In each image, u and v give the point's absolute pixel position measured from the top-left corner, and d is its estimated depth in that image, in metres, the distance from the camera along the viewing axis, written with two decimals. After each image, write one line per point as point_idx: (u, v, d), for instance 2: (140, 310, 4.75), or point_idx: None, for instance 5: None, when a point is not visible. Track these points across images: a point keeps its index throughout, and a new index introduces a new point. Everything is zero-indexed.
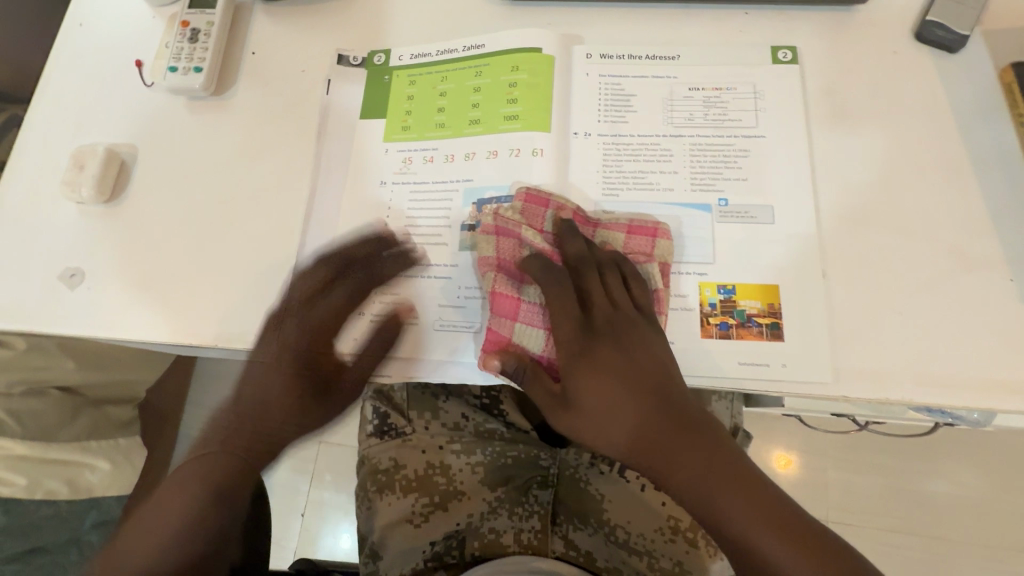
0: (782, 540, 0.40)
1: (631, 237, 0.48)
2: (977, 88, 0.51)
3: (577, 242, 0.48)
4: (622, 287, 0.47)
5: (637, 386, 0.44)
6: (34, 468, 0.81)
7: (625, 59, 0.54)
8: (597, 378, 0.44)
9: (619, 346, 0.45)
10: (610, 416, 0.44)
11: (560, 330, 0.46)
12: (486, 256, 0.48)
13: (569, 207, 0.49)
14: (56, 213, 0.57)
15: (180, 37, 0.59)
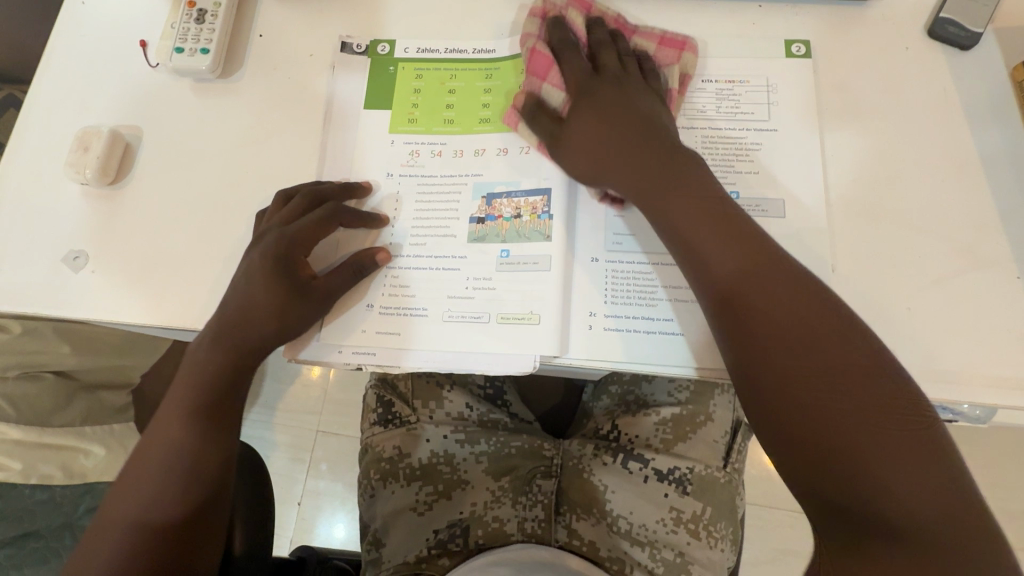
0: (896, 428, 0.36)
1: (662, 47, 0.52)
2: (987, 86, 0.51)
3: (603, 31, 0.51)
4: (629, 61, 0.50)
5: (632, 117, 0.47)
6: (29, 453, 0.81)
7: (637, 53, 0.54)
8: (603, 103, 0.48)
9: (621, 93, 0.48)
10: (711, 244, 0.42)
11: (572, 66, 0.49)
12: (529, 27, 0.52)
13: (609, 12, 0.53)
14: (59, 195, 0.56)
15: (186, 17, 0.58)
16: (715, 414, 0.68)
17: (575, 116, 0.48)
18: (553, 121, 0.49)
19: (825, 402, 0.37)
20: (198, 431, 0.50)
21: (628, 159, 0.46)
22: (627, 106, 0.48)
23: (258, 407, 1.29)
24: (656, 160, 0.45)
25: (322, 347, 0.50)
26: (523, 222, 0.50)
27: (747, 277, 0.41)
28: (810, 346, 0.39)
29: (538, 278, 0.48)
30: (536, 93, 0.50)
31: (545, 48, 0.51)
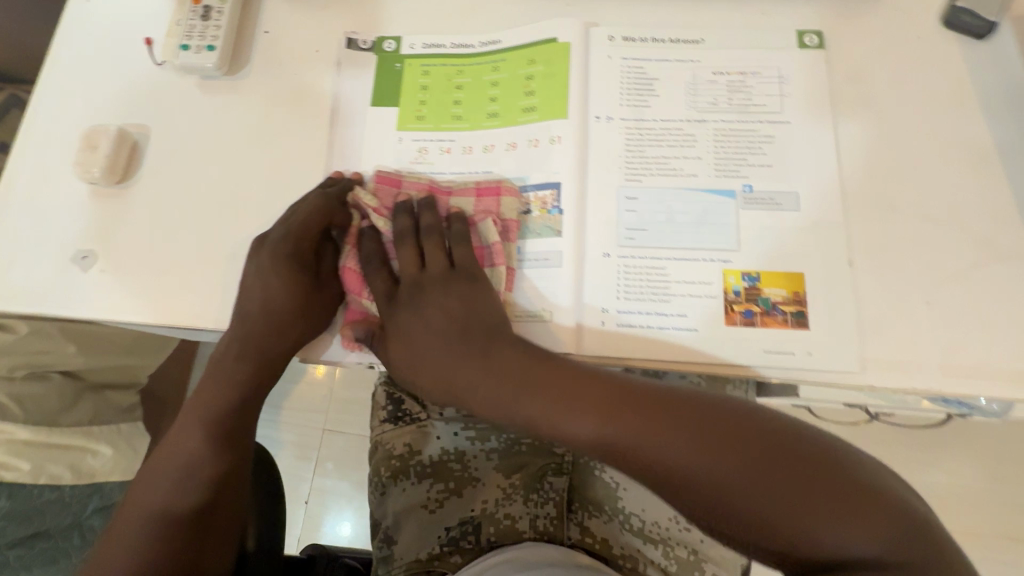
0: (760, 482, 0.35)
1: (480, 198, 0.50)
2: (1003, 76, 0.50)
3: (431, 212, 0.49)
4: (454, 247, 0.48)
5: (446, 330, 0.45)
6: (38, 453, 0.82)
7: (646, 44, 0.53)
8: (411, 315, 0.47)
9: (420, 305, 0.46)
10: (555, 409, 0.40)
11: (385, 280, 0.48)
12: (374, 205, 0.50)
13: (421, 183, 0.52)
14: (66, 194, 0.56)
15: (191, 14, 0.58)
16: None
17: (393, 328, 0.47)
18: (383, 282, 0.48)
19: (703, 482, 0.35)
20: (210, 431, 0.50)
21: (447, 329, 0.45)
22: (529, 358, 0.43)
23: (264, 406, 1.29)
24: (449, 358, 0.44)
25: (336, 343, 0.51)
26: (534, 218, 0.49)
27: (571, 410, 0.40)
28: (669, 433, 0.37)
29: (550, 275, 0.48)
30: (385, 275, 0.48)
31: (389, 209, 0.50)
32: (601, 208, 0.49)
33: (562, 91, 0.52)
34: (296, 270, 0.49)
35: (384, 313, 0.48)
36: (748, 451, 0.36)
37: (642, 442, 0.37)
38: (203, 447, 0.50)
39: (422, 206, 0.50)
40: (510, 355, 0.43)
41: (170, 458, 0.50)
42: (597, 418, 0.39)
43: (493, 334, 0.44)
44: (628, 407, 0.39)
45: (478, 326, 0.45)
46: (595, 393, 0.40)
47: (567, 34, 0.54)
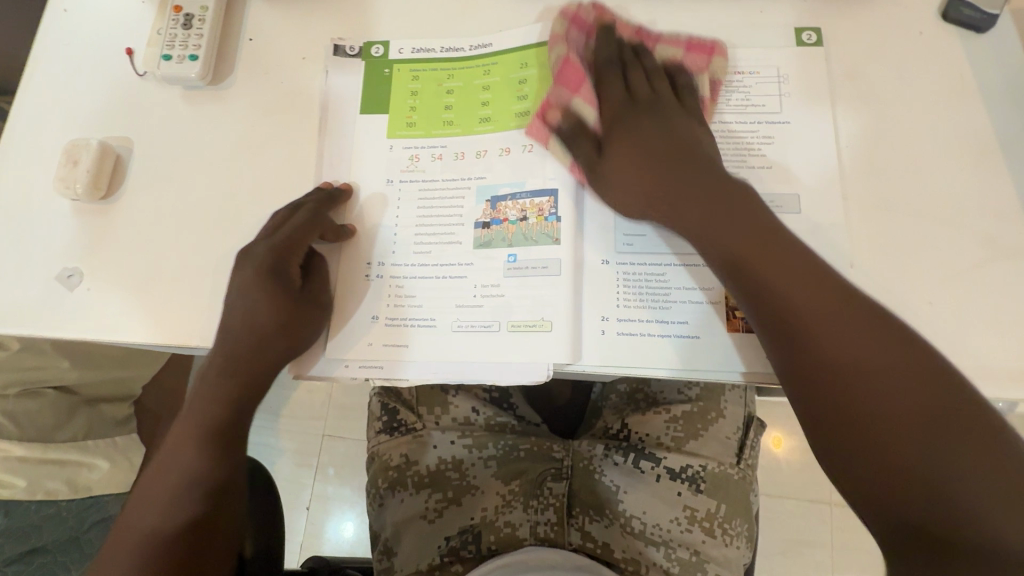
0: (936, 428, 0.35)
1: (687, 53, 0.50)
2: (1005, 71, 0.49)
3: (624, 49, 0.50)
4: (660, 81, 0.48)
5: (668, 150, 0.45)
6: (34, 469, 0.79)
7: (641, 44, 0.52)
8: (632, 141, 0.46)
9: (632, 121, 0.47)
10: (699, 213, 0.43)
11: (613, 92, 0.48)
12: (557, 32, 0.50)
13: (630, 25, 0.52)
14: (49, 210, 0.55)
15: (172, 23, 0.56)
16: (728, 409, 0.68)
17: (619, 138, 0.47)
18: (620, 95, 0.48)
19: (871, 402, 0.37)
20: (201, 453, 0.49)
21: (649, 161, 0.45)
22: (679, 184, 0.44)
23: (262, 414, 1.28)
24: (645, 153, 0.46)
25: (327, 358, 0.49)
26: (529, 224, 0.48)
27: (755, 246, 0.42)
28: (838, 340, 0.38)
29: (547, 283, 0.47)
30: (563, 115, 0.49)
31: (577, 59, 0.49)
32: (598, 213, 0.48)
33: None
34: (279, 282, 0.47)
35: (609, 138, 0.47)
36: (933, 404, 0.36)
37: (817, 323, 0.39)
38: (195, 468, 0.49)
39: (641, 50, 0.50)
40: (695, 176, 0.44)
41: (161, 480, 0.49)
42: (761, 262, 0.41)
43: (717, 186, 0.44)
44: (825, 285, 0.40)
45: (682, 157, 0.45)
46: (747, 231, 0.42)
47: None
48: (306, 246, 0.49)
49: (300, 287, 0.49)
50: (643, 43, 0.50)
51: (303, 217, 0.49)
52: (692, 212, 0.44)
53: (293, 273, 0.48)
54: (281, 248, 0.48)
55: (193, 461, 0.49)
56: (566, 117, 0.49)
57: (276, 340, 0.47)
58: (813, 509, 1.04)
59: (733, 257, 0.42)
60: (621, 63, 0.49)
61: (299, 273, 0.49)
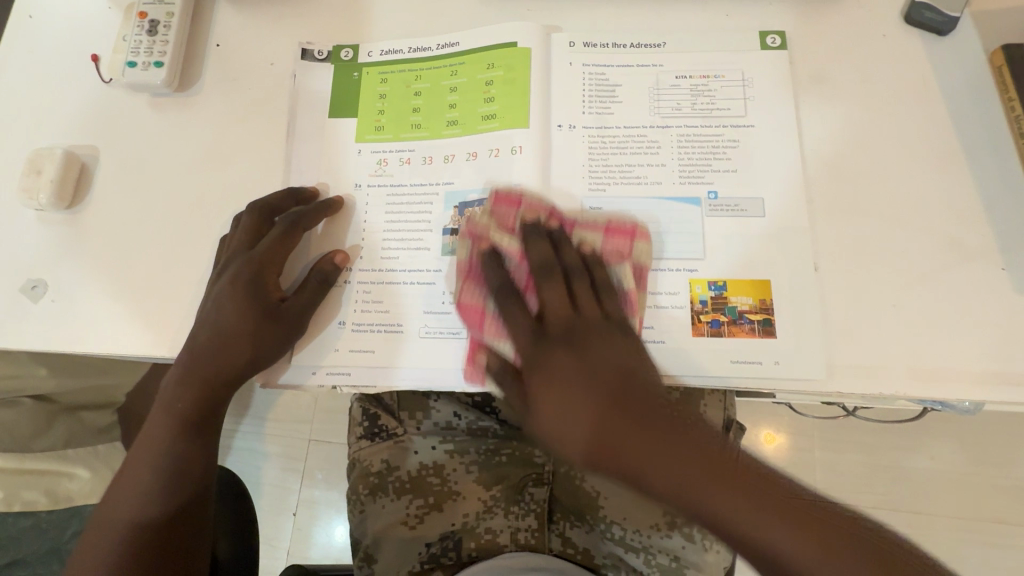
0: (791, 546, 0.36)
1: (608, 239, 0.47)
2: (967, 72, 0.50)
3: (541, 242, 0.45)
4: (577, 284, 0.44)
5: (599, 381, 0.41)
6: (10, 480, 0.79)
7: (607, 48, 0.52)
8: (557, 372, 0.42)
9: (540, 364, 0.42)
10: (565, 413, 0.41)
11: (536, 239, 0.45)
12: (477, 222, 0.48)
13: (541, 208, 0.48)
14: (14, 221, 0.54)
15: (137, 29, 0.56)
16: None
17: (531, 376, 0.42)
18: (524, 314, 0.44)
19: (732, 523, 0.37)
20: (169, 465, 0.49)
21: (588, 393, 0.41)
22: (569, 377, 0.41)
23: (247, 419, 1.27)
24: (540, 393, 0.42)
25: (295, 366, 0.49)
26: (497, 231, 0.48)
27: (622, 386, 0.41)
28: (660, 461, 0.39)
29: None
30: (491, 248, 0.46)
31: (476, 262, 0.47)
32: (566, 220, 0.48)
33: (523, 100, 0.51)
34: (252, 293, 0.47)
35: (526, 350, 0.43)
36: (768, 509, 0.37)
37: (620, 435, 0.40)
38: (162, 481, 0.49)
39: (558, 237, 0.46)
40: (563, 362, 0.42)
41: (127, 494, 0.49)
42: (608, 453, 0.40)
43: (572, 338, 0.43)
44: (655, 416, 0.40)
45: (552, 330, 0.43)
46: (601, 398, 0.41)
47: (525, 40, 0.52)
48: (282, 256, 0.49)
49: (277, 300, 0.48)
50: (555, 228, 0.46)
51: (282, 231, 0.49)
52: (558, 419, 0.41)
53: (270, 287, 0.48)
54: (259, 259, 0.48)
55: (161, 474, 0.48)
56: (495, 268, 0.46)
57: (246, 351, 0.47)
58: None
59: (594, 450, 0.40)
60: (559, 271, 0.45)
61: (277, 287, 0.48)
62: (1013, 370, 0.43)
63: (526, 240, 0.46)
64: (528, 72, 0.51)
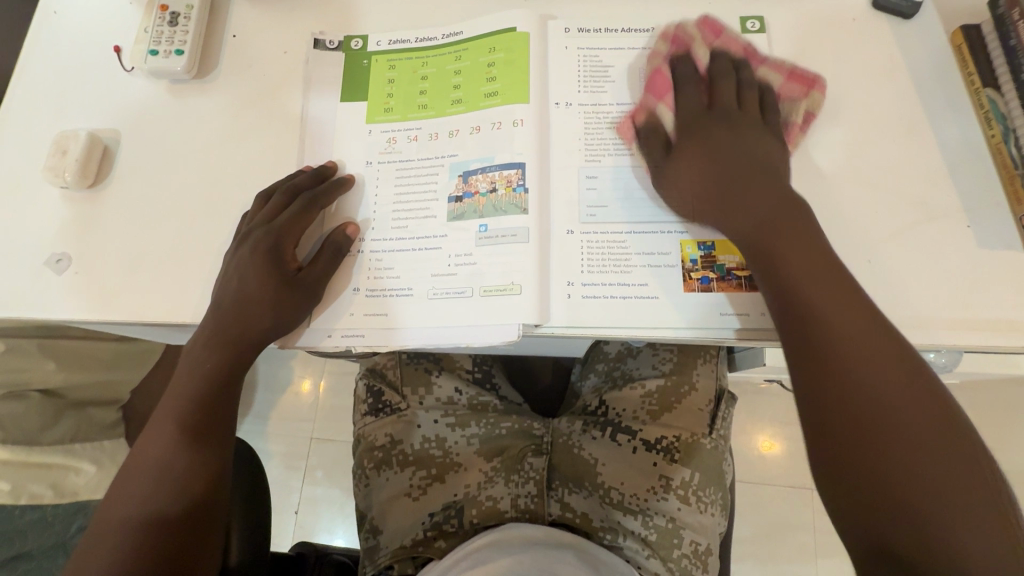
0: (911, 420, 0.37)
1: (789, 81, 0.52)
2: (931, 52, 0.54)
3: (726, 61, 0.52)
4: (746, 89, 0.51)
5: (744, 146, 0.48)
6: (18, 473, 0.80)
7: (598, 32, 0.56)
8: (718, 143, 0.49)
9: (709, 135, 0.49)
10: (751, 196, 0.46)
11: (689, 100, 0.51)
12: (659, 49, 0.54)
13: (739, 42, 0.54)
14: (38, 199, 0.57)
15: (159, 21, 0.59)
16: (699, 383, 0.71)
17: (688, 144, 0.49)
18: (699, 101, 0.51)
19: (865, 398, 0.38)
20: (185, 427, 0.51)
21: (727, 179, 0.47)
22: (724, 159, 0.48)
23: (250, 417, 1.28)
24: (740, 167, 0.48)
25: (309, 330, 0.52)
26: (498, 196, 0.51)
27: (775, 227, 0.45)
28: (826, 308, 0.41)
29: (516, 248, 0.50)
30: (649, 115, 0.52)
31: (669, 69, 0.53)
32: (563, 187, 0.52)
33: (520, 77, 0.54)
34: (271, 260, 0.49)
35: (687, 124, 0.50)
36: (910, 396, 0.38)
37: (830, 319, 0.41)
38: (179, 442, 0.51)
39: (742, 64, 0.52)
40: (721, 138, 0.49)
41: (146, 455, 0.51)
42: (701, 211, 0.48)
43: (735, 128, 0.49)
44: (850, 300, 0.42)
45: (746, 174, 0.47)
46: (775, 212, 0.45)
47: (521, 25, 0.56)
48: (300, 229, 0.52)
49: (294, 270, 0.50)
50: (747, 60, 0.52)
51: (300, 205, 0.51)
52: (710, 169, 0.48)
53: (287, 258, 0.50)
54: (279, 229, 0.50)
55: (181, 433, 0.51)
56: (650, 117, 0.52)
57: (267, 314, 0.49)
58: (791, 492, 1.08)
59: (770, 228, 0.45)
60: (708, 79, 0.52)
61: (294, 258, 0.51)
62: (976, 318, 0.47)
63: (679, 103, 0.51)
64: (525, 54, 0.55)
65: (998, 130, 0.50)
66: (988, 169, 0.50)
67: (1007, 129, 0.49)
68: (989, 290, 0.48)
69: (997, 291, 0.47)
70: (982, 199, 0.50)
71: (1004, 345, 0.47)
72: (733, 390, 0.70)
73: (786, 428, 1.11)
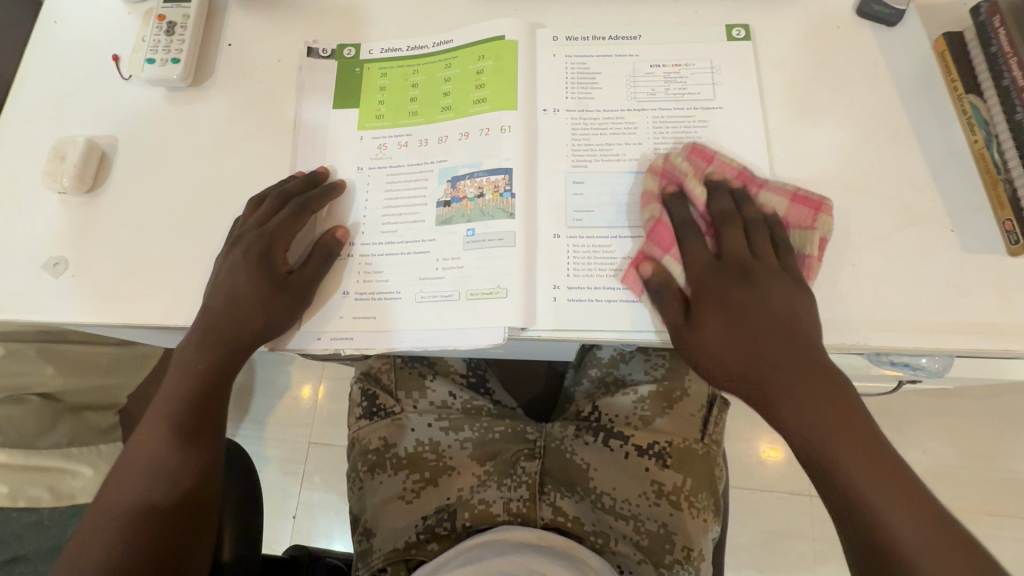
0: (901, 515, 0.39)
1: (794, 205, 0.49)
2: (913, 60, 0.54)
3: (726, 199, 0.49)
4: (754, 234, 0.48)
5: (751, 291, 0.46)
6: (15, 476, 0.82)
7: (585, 40, 0.57)
8: (717, 283, 0.46)
9: (718, 280, 0.46)
10: (712, 314, 0.46)
11: (698, 253, 0.47)
12: (648, 188, 0.50)
13: (734, 166, 0.51)
14: (36, 204, 0.58)
15: (156, 30, 0.61)
16: (691, 388, 0.71)
17: (697, 297, 0.46)
18: (706, 253, 0.47)
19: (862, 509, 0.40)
20: (176, 425, 0.51)
21: (703, 301, 0.46)
22: (738, 305, 0.45)
23: (248, 422, 1.29)
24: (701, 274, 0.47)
25: (299, 333, 0.52)
26: (486, 200, 0.52)
27: (748, 341, 0.45)
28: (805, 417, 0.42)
29: (504, 252, 0.50)
30: (657, 268, 0.48)
31: (668, 217, 0.49)
32: (551, 192, 0.52)
33: (509, 85, 0.55)
34: (262, 264, 0.50)
35: (699, 284, 0.47)
36: (896, 490, 0.39)
37: (814, 433, 0.42)
38: (171, 440, 0.51)
39: (742, 196, 0.49)
40: (727, 281, 0.46)
41: (139, 453, 0.51)
42: (712, 362, 0.46)
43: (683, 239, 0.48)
44: (826, 403, 0.42)
45: (716, 289, 0.46)
46: (732, 324, 0.45)
47: (510, 34, 0.57)
48: (291, 233, 0.52)
49: (286, 272, 0.51)
50: (742, 188, 0.49)
51: (290, 209, 0.52)
52: (719, 333, 0.45)
53: (278, 261, 0.51)
54: (270, 233, 0.51)
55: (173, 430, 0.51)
56: (660, 270, 0.48)
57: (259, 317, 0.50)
58: (788, 500, 1.07)
59: (740, 345, 0.45)
60: (714, 225, 0.48)
61: (285, 262, 0.52)
62: (959, 321, 0.47)
63: (688, 254, 0.48)
64: (513, 62, 0.56)
65: (980, 135, 0.50)
66: (971, 174, 0.51)
67: (989, 134, 0.50)
68: (972, 294, 0.48)
69: (979, 295, 0.48)
70: (965, 203, 0.50)
71: (987, 349, 0.47)
72: (725, 395, 0.70)
73: (782, 434, 1.11)
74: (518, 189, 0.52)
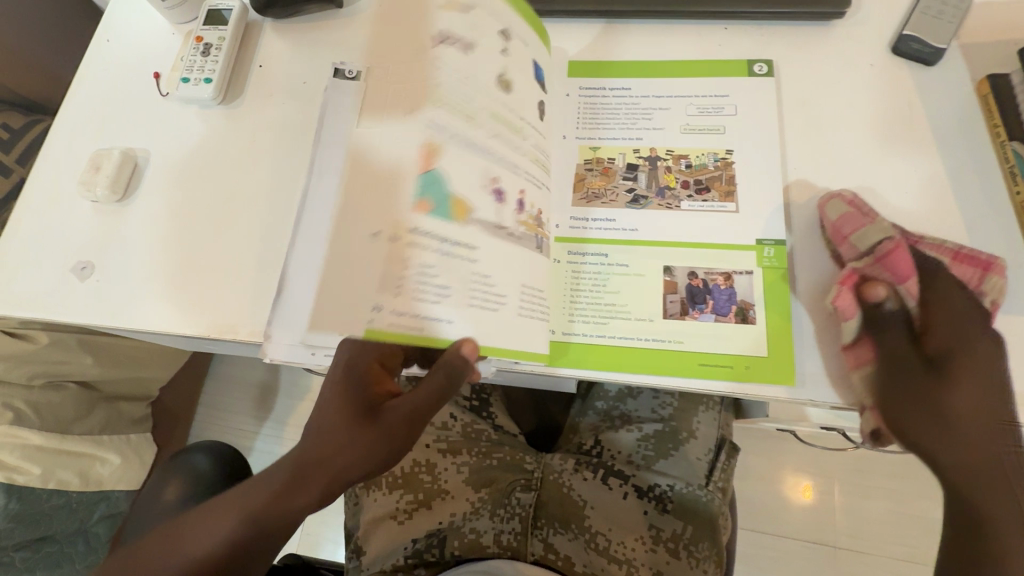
0: None
1: (955, 264, 0.45)
2: (955, 101, 0.51)
3: (916, 253, 0.45)
4: (963, 294, 0.44)
5: (991, 360, 0.43)
6: (49, 459, 0.88)
7: (442, 50, 0.52)
8: (978, 348, 0.43)
9: (970, 339, 0.43)
10: (969, 386, 0.43)
11: (942, 296, 0.44)
12: (849, 212, 0.46)
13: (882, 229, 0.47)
14: (73, 210, 0.62)
15: (194, 51, 0.64)
16: (698, 430, 0.69)
17: (959, 350, 0.44)
18: (944, 297, 0.44)
19: None
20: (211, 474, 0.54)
21: (967, 364, 0.43)
22: (987, 371, 0.43)
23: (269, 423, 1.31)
24: (975, 338, 0.43)
25: (294, 346, 0.54)
26: None
27: (985, 416, 0.43)
28: (991, 506, 0.43)
29: (463, 267, 0.48)
30: (889, 296, 0.43)
31: (907, 247, 0.45)
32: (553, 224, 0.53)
33: (499, 107, 0.53)
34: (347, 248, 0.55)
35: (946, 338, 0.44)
36: None
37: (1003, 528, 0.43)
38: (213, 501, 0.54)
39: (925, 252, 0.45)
40: (986, 347, 0.43)
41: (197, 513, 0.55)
42: (942, 432, 0.44)
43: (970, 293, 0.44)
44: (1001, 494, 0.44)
45: (981, 361, 0.43)
46: (974, 399, 0.43)
47: (498, 46, 0.54)
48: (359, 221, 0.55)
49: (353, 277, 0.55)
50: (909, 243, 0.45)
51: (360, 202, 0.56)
52: (970, 410, 0.43)
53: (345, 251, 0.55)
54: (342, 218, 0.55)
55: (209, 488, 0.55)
56: (892, 298, 0.43)
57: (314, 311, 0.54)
58: (815, 555, 1.00)
59: (977, 419, 0.43)
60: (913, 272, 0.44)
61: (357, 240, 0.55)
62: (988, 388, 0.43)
63: (930, 300, 0.44)
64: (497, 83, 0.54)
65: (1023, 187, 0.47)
66: (1010, 228, 0.47)
67: None
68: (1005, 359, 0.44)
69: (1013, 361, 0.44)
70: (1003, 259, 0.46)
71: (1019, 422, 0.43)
72: (732, 440, 0.69)
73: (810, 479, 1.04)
74: (529, 208, 0.51)
